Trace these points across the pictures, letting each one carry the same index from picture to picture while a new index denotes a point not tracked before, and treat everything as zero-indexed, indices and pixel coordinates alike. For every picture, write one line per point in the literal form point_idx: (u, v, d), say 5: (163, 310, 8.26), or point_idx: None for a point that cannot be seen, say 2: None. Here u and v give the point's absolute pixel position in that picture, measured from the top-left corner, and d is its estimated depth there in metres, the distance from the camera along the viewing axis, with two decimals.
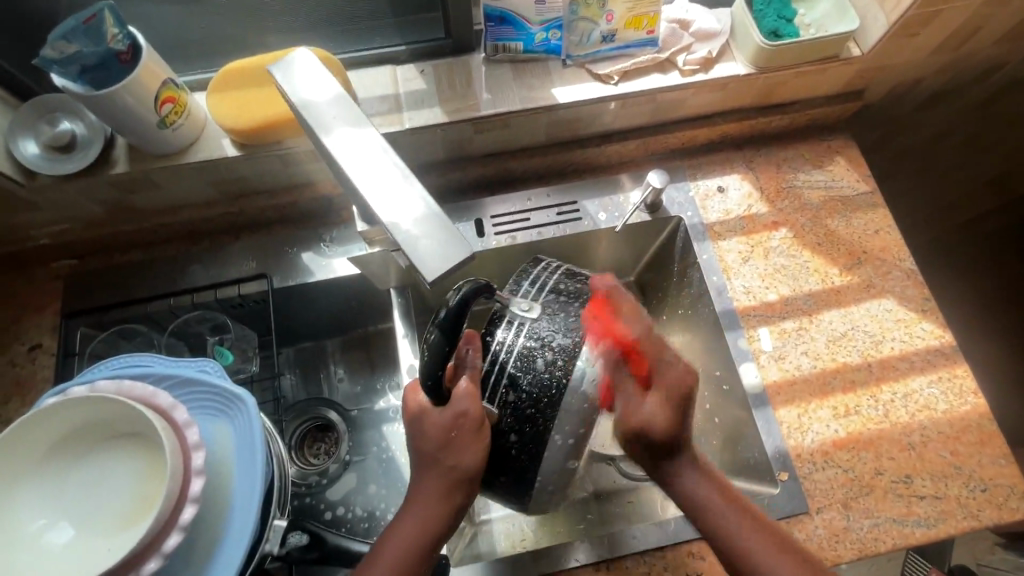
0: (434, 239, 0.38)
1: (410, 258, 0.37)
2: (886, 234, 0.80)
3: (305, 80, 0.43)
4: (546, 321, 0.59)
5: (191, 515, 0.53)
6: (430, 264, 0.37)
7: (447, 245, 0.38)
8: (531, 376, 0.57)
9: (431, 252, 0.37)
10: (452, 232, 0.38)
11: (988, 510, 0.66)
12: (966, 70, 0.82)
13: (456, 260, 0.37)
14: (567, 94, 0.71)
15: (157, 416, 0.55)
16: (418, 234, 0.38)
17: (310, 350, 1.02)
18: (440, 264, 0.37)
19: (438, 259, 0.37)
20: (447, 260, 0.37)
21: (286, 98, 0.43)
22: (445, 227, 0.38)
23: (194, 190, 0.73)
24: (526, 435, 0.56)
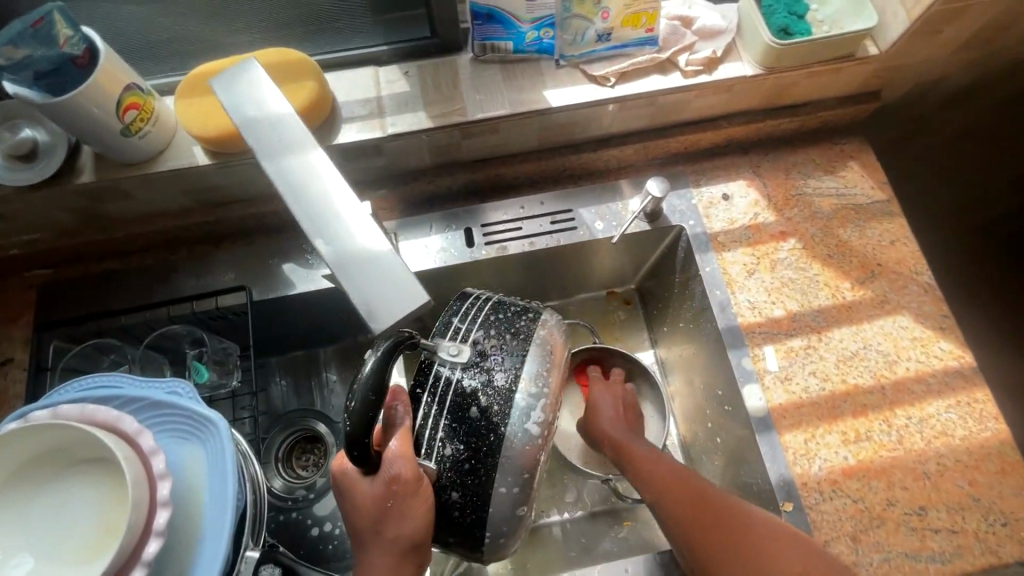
0: (387, 284, 0.34)
1: (359, 305, 0.34)
2: (903, 244, 0.75)
3: (255, 94, 0.39)
4: (477, 363, 0.53)
5: (156, 549, 0.50)
6: (381, 314, 0.34)
7: (402, 291, 0.34)
8: (467, 426, 0.51)
9: (383, 300, 0.34)
10: (407, 276, 0.34)
11: (1009, 546, 0.62)
12: (992, 68, 0.77)
13: (411, 309, 0.34)
14: (560, 97, 0.67)
15: (120, 443, 0.51)
16: (369, 279, 0.34)
17: (302, 358, 1.00)
18: (393, 314, 0.33)
19: (391, 308, 0.34)
20: (400, 310, 0.34)
21: (235, 114, 0.39)
22: (401, 268, 0.35)
23: (168, 199, 0.70)
24: (468, 489, 0.51)
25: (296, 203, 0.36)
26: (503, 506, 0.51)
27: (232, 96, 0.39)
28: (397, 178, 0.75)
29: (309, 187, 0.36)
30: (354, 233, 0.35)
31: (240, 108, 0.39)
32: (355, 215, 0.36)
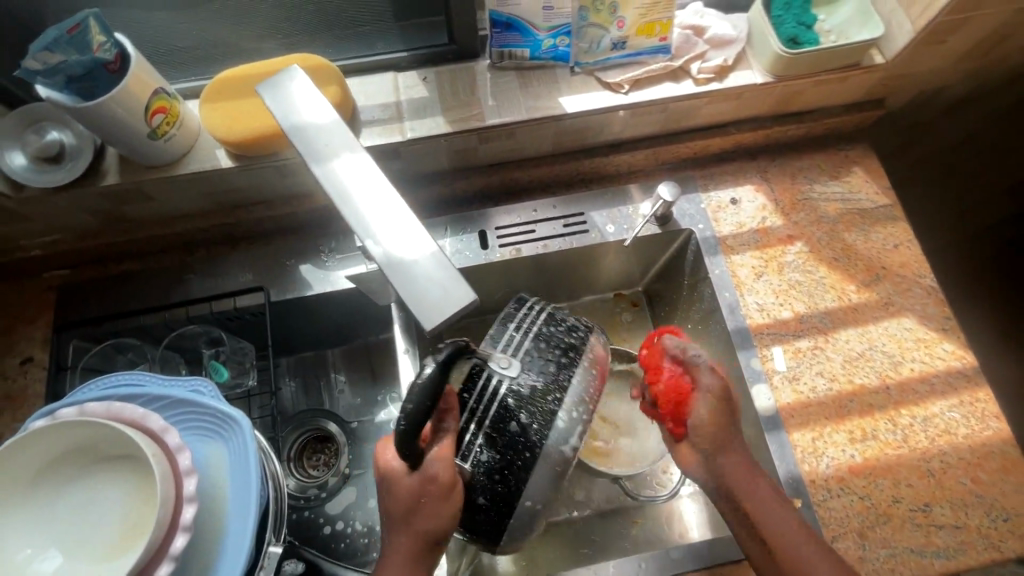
0: (433, 282, 0.35)
1: (406, 301, 0.35)
2: (906, 248, 0.77)
3: (297, 103, 0.41)
4: (525, 378, 0.57)
5: (183, 544, 0.50)
6: (428, 310, 0.34)
7: (447, 289, 0.35)
8: (506, 437, 0.54)
9: (430, 296, 0.35)
10: (453, 275, 0.35)
11: (1011, 541, 0.64)
12: (993, 77, 0.79)
13: (456, 307, 0.35)
14: (576, 103, 0.69)
15: (148, 440, 0.52)
16: (415, 277, 0.35)
17: (311, 359, 1.01)
18: (439, 311, 0.34)
19: (437, 305, 0.35)
20: (446, 307, 0.34)
21: (278, 121, 0.40)
22: (444, 268, 0.36)
23: (189, 201, 0.71)
24: (497, 495, 0.54)
25: (344, 202, 0.37)
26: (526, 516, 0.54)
27: (277, 100, 0.41)
28: (413, 181, 0.76)
29: (355, 187, 0.37)
30: (399, 231, 0.36)
31: (285, 113, 0.40)
32: (401, 215, 0.37)
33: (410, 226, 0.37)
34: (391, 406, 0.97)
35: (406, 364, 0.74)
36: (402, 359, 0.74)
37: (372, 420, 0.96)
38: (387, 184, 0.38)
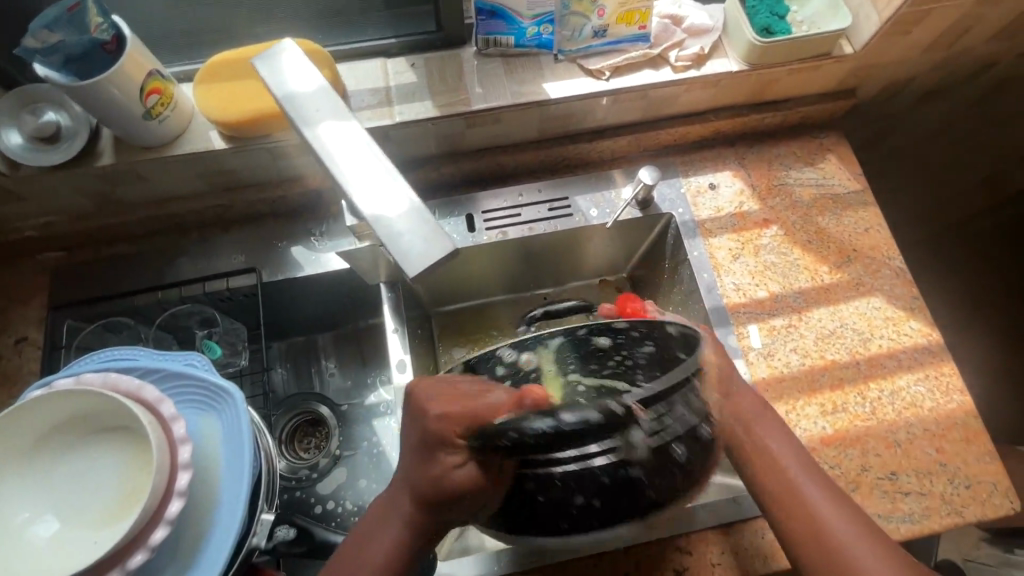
0: (416, 234, 0.37)
1: (392, 253, 0.37)
2: (876, 231, 0.80)
3: (290, 74, 0.43)
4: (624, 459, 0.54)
5: (178, 509, 0.52)
6: (412, 259, 0.37)
7: (430, 240, 0.37)
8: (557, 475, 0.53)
9: (413, 246, 0.37)
10: (435, 228, 0.38)
11: (972, 507, 0.67)
12: (959, 69, 0.82)
13: (438, 257, 0.37)
14: (559, 89, 0.71)
15: (143, 409, 0.54)
16: (400, 229, 0.37)
17: (302, 344, 1.02)
18: (422, 259, 0.36)
19: (421, 255, 0.37)
20: (428, 257, 0.37)
21: (272, 91, 0.43)
22: (426, 221, 0.38)
23: (182, 183, 0.72)
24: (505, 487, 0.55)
25: (333, 164, 0.40)
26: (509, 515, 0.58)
27: (272, 72, 0.43)
28: (402, 165, 0.79)
29: (345, 150, 0.40)
30: (385, 189, 0.39)
31: (278, 84, 0.43)
32: (386, 174, 0.40)
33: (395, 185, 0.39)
34: (382, 389, 0.99)
35: (395, 343, 0.76)
36: (392, 338, 0.76)
37: (363, 403, 0.98)
38: (373, 147, 0.41)
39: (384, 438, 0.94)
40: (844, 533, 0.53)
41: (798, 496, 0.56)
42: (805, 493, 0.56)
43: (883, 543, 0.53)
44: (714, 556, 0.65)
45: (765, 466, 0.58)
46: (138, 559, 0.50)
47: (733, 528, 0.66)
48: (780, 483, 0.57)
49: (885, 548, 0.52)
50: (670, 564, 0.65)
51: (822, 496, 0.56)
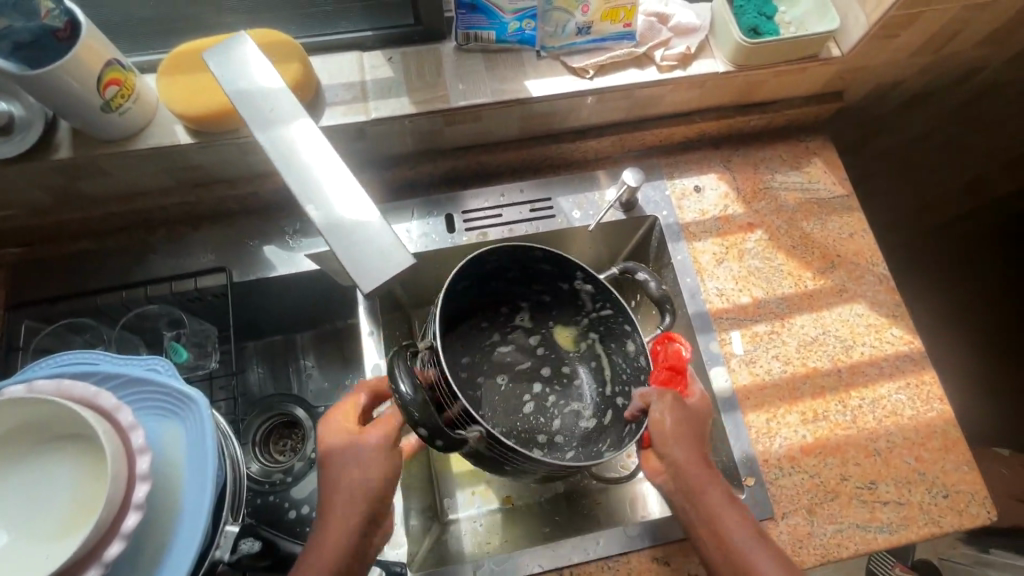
0: (373, 245, 0.36)
1: (347, 265, 0.35)
2: (861, 237, 0.80)
3: (248, 71, 0.41)
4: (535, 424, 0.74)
5: (135, 522, 0.49)
6: (368, 272, 0.35)
7: (389, 252, 0.36)
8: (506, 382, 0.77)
9: (371, 259, 0.36)
10: (394, 240, 0.36)
11: (949, 517, 0.67)
12: (946, 73, 0.82)
13: (397, 271, 0.35)
14: (541, 87, 0.69)
15: (99, 418, 0.51)
16: (356, 240, 0.36)
17: (279, 343, 1.00)
18: (378, 273, 0.35)
19: (378, 268, 0.35)
20: (385, 270, 0.35)
21: (227, 87, 0.40)
22: (387, 232, 0.36)
23: (147, 178, 0.69)
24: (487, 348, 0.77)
25: (286, 166, 0.38)
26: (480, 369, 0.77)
27: (223, 64, 0.40)
28: (379, 163, 0.76)
29: (299, 152, 0.38)
30: (340, 196, 0.37)
31: (234, 80, 0.40)
32: (342, 179, 0.38)
33: (351, 191, 0.37)
34: None
35: (371, 346, 0.74)
36: (367, 342, 0.74)
37: None
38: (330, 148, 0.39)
39: None
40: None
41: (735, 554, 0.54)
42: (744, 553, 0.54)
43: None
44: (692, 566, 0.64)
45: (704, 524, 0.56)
46: None
47: None
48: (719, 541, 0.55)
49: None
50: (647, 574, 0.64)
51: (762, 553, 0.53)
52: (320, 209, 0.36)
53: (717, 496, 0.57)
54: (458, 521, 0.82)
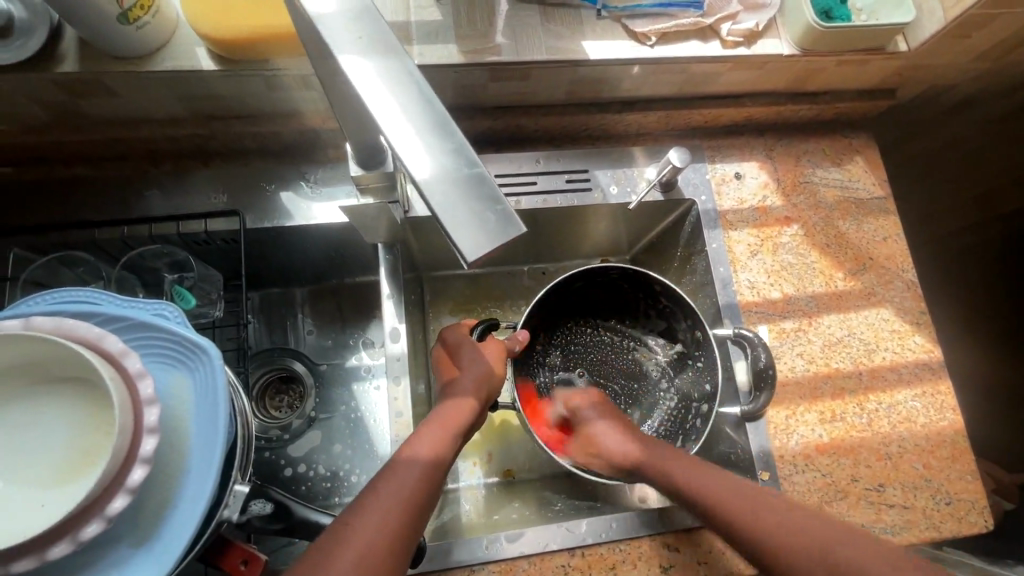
0: (475, 207, 0.30)
1: (444, 226, 0.29)
2: (894, 241, 0.79)
3: None
4: None
5: (142, 476, 0.46)
6: (469, 237, 0.29)
7: (494, 216, 0.30)
8: (594, 376, 0.81)
9: (474, 221, 0.30)
10: (498, 203, 0.30)
11: (949, 523, 0.68)
12: (998, 82, 0.80)
13: (501, 239, 0.30)
14: (598, 50, 0.64)
15: (103, 363, 0.47)
16: (455, 198, 0.30)
17: (279, 297, 0.95)
18: (480, 239, 0.29)
19: (482, 233, 0.29)
20: (488, 236, 0.29)
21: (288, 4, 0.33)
22: (485, 190, 0.30)
23: (158, 105, 0.63)
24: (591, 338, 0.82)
25: (368, 102, 0.31)
26: (576, 353, 0.82)
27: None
28: None
29: (384, 86, 0.31)
30: (433, 143, 0.31)
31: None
32: (435, 122, 0.31)
33: (447, 138, 0.31)
34: (363, 351, 0.93)
35: (389, 309, 0.71)
36: (385, 304, 0.70)
37: (342, 364, 0.92)
38: (421, 84, 0.32)
39: (363, 403, 0.90)
40: (782, 511, 0.52)
41: (721, 487, 0.55)
42: (728, 493, 0.54)
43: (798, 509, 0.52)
44: (701, 555, 0.64)
45: (684, 491, 0.57)
46: (91, 530, 0.44)
47: None
48: (709, 500, 0.55)
49: (815, 516, 0.51)
50: (656, 559, 0.64)
51: (736, 484, 0.56)
52: (410, 155, 0.30)
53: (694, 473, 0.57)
54: (458, 490, 0.82)
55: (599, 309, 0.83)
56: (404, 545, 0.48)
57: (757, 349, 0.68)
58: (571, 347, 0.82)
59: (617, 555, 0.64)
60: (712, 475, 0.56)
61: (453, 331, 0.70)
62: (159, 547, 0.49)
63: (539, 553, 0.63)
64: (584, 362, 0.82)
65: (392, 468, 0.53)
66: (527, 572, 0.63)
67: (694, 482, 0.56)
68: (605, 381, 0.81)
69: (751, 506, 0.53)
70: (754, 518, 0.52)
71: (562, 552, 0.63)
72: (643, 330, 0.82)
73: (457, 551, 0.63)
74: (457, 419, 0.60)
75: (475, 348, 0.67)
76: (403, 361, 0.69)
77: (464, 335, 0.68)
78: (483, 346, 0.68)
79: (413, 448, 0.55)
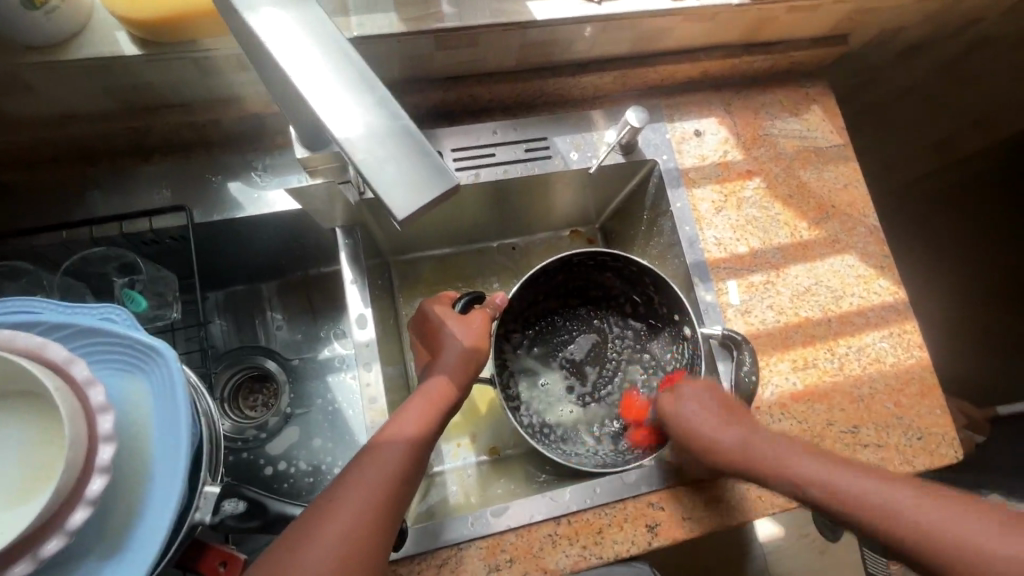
0: (406, 165, 0.29)
1: (375, 187, 0.28)
2: (855, 187, 0.79)
3: None
4: (547, 398, 0.79)
5: (101, 487, 0.44)
6: (401, 195, 0.28)
7: (427, 171, 0.29)
8: (572, 358, 0.82)
9: (403, 177, 0.29)
10: (432, 157, 0.29)
11: (922, 457, 0.70)
12: (944, 23, 0.80)
13: (436, 194, 0.29)
14: (545, 10, 0.62)
15: (47, 374, 0.44)
16: (384, 155, 0.29)
17: (244, 294, 0.92)
18: (412, 197, 0.28)
19: (416, 190, 0.28)
20: (424, 193, 0.29)
21: None
22: (417, 146, 0.29)
23: (84, 98, 0.59)
24: (564, 320, 0.83)
25: (284, 62, 0.29)
26: (553, 334, 0.82)
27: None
28: None
29: (298, 42, 0.30)
30: (356, 101, 0.29)
31: None
32: (355, 78, 0.30)
33: (372, 94, 0.30)
34: (336, 342, 0.92)
35: (354, 296, 0.68)
36: (350, 290, 0.68)
37: (315, 358, 0.90)
38: (337, 38, 0.30)
39: (340, 395, 0.89)
40: (920, 509, 0.48)
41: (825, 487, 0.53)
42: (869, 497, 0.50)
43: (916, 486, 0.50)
44: (686, 511, 0.65)
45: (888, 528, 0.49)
46: (51, 547, 0.42)
47: (705, 485, 0.66)
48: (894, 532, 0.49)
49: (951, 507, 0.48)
50: (642, 519, 0.64)
51: (869, 480, 0.52)
52: (333, 114, 0.29)
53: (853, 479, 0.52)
54: (444, 472, 0.82)
55: (578, 288, 0.82)
56: (389, 518, 0.48)
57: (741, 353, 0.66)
58: (550, 328, 0.83)
59: (603, 518, 0.64)
60: (838, 475, 0.53)
61: (432, 306, 0.68)
62: (128, 557, 0.47)
63: (526, 525, 0.63)
64: (559, 344, 0.82)
65: (374, 449, 0.52)
66: (515, 544, 0.62)
67: (771, 472, 0.55)
68: (580, 363, 0.81)
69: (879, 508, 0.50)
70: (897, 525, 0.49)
71: (549, 521, 0.63)
72: (619, 307, 0.82)
73: (443, 531, 0.62)
74: (441, 394, 0.59)
75: (457, 323, 0.65)
76: (373, 347, 0.67)
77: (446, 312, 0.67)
78: (466, 319, 0.66)
79: (392, 427, 0.54)
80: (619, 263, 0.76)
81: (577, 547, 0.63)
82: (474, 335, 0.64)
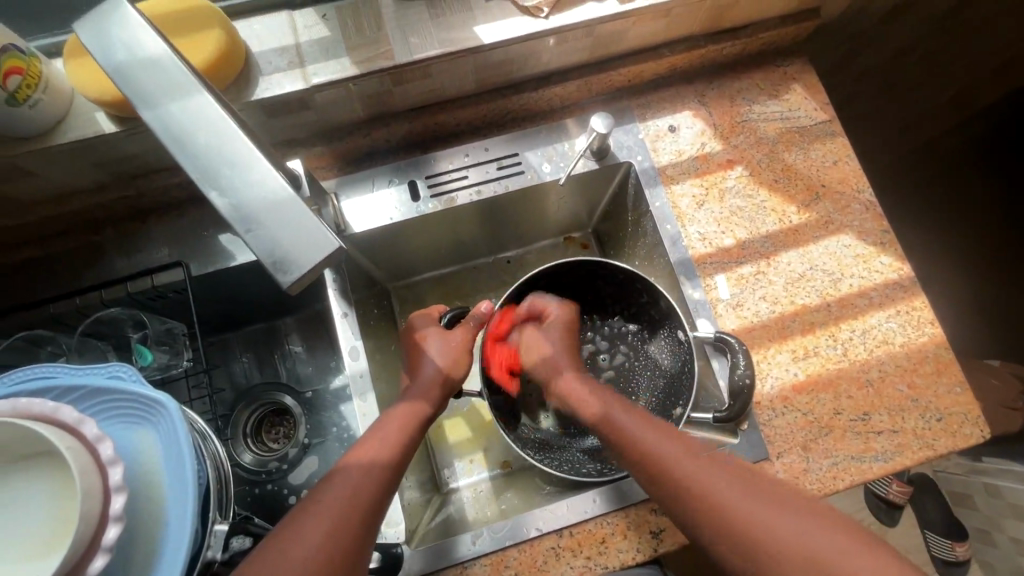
0: (289, 231, 0.35)
1: (263, 255, 0.35)
2: (845, 164, 0.76)
3: (123, 34, 0.37)
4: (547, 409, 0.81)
5: (116, 534, 0.46)
6: (291, 260, 0.35)
7: (309, 237, 0.35)
8: None
9: (287, 243, 0.35)
10: (314, 222, 0.35)
11: (943, 439, 0.66)
12: None
13: (321, 254, 0.35)
14: (491, 33, 0.63)
15: (61, 434, 0.47)
16: (268, 227, 0.35)
17: (260, 332, 0.97)
18: (297, 260, 0.35)
19: (301, 254, 0.35)
20: (308, 255, 0.35)
21: (104, 65, 0.37)
22: (301, 215, 0.35)
23: (79, 174, 0.64)
24: None
25: (177, 153, 0.36)
26: None
27: (103, 44, 0.37)
28: (331, 134, 0.71)
29: (193, 128, 0.36)
30: (245, 178, 0.36)
31: (111, 56, 0.37)
32: (243, 157, 0.36)
33: (255, 172, 0.36)
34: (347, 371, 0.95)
35: (345, 328, 0.71)
36: (340, 323, 0.71)
37: (328, 388, 0.94)
38: (226, 121, 0.36)
39: (353, 421, 0.92)
40: (743, 504, 0.48)
41: (714, 501, 0.49)
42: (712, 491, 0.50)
43: (789, 505, 0.48)
44: None
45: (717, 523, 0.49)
46: None
47: None
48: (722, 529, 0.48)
49: (821, 524, 0.46)
50: (644, 526, 0.64)
51: (715, 475, 0.51)
52: (226, 194, 0.35)
53: (693, 463, 0.53)
54: (459, 490, 0.84)
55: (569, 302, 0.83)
56: (373, 525, 0.51)
57: (736, 355, 0.65)
58: None
59: (604, 528, 0.64)
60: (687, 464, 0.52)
61: (420, 321, 0.74)
62: None
63: (525, 540, 0.63)
64: None
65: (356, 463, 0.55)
66: (519, 560, 0.63)
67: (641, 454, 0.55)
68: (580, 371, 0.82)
69: (763, 528, 0.47)
70: (777, 551, 0.45)
71: (551, 535, 0.64)
72: (613, 312, 0.81)
73: (446, 551, 0.63)
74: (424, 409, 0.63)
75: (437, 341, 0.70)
76: (367, 377, 0.69)
77: (428, 328, 0.72)
78: (447, 336, 0.71)
79: (367, 442, 0.57)
80: (605, 270, 0.76)
81: (581, 558, 0.63)
82: (454, 350, 0.70)
